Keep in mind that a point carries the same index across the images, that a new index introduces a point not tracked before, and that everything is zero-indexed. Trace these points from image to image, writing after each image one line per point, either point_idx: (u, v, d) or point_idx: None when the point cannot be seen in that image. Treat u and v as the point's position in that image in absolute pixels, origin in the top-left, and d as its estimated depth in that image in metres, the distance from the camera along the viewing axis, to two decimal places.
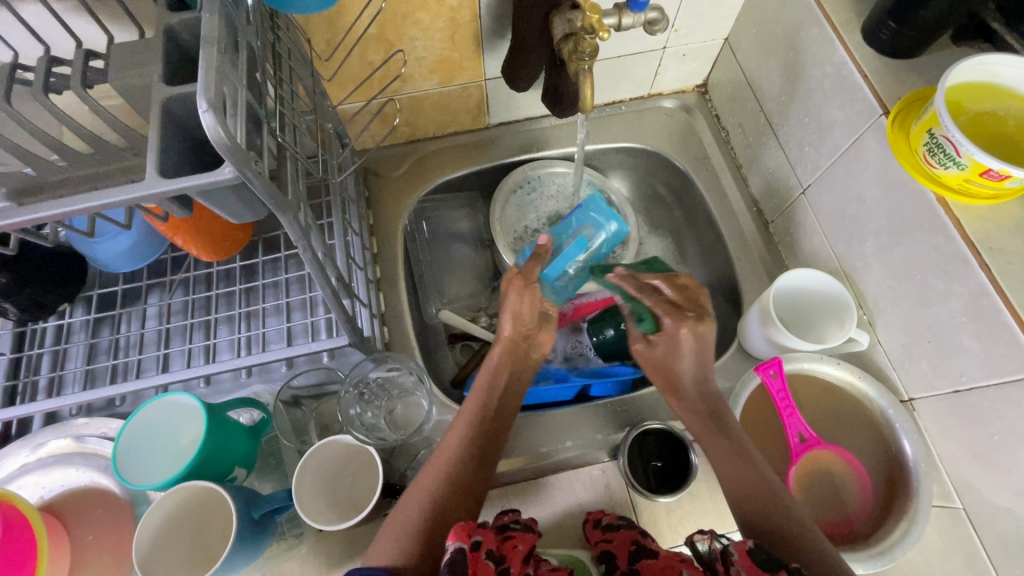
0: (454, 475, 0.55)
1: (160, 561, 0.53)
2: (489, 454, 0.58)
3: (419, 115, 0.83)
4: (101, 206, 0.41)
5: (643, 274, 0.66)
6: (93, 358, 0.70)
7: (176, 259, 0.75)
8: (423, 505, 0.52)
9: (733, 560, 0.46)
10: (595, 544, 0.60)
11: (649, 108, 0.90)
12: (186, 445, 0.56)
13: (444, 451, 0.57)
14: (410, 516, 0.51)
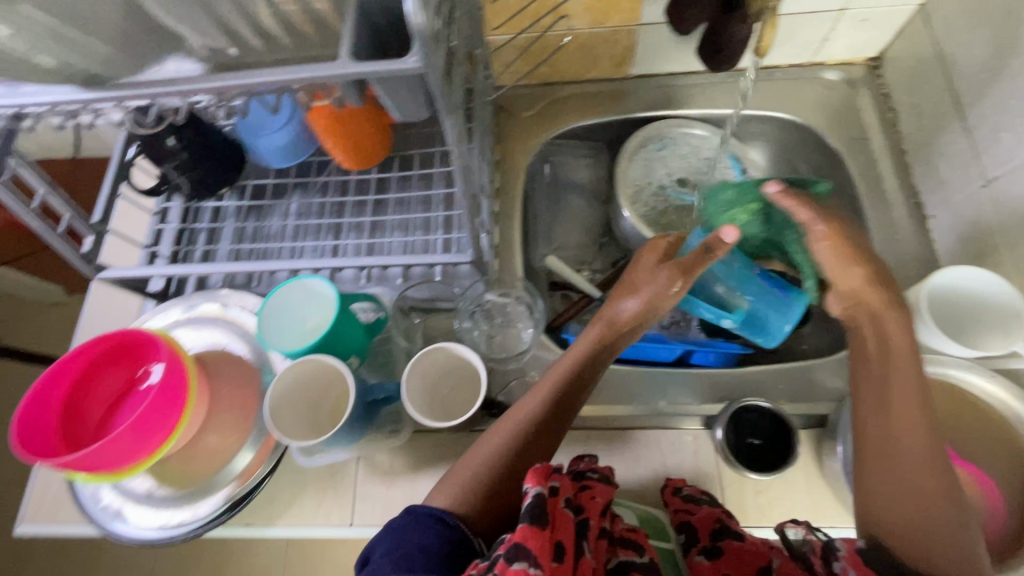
0: (518, 438, 0.57)
1: (284, 409, 0.59)
2: (557, 427, 0.59)
3: (562, 55, 0.82)
4: (298, 81, 0.44)
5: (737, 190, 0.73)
6: (239, 240, 0.78)
7: (321, 164, 0.81)
8: (490, 462, 0.56)
9: (840, 556, 0.48)
10: (675, 513, 0.60)
11: (808, 77, 0.82)
12: (310, 328, 0.62)
13: (514, 414, 0.59)
14: (477, 465, 0.56)
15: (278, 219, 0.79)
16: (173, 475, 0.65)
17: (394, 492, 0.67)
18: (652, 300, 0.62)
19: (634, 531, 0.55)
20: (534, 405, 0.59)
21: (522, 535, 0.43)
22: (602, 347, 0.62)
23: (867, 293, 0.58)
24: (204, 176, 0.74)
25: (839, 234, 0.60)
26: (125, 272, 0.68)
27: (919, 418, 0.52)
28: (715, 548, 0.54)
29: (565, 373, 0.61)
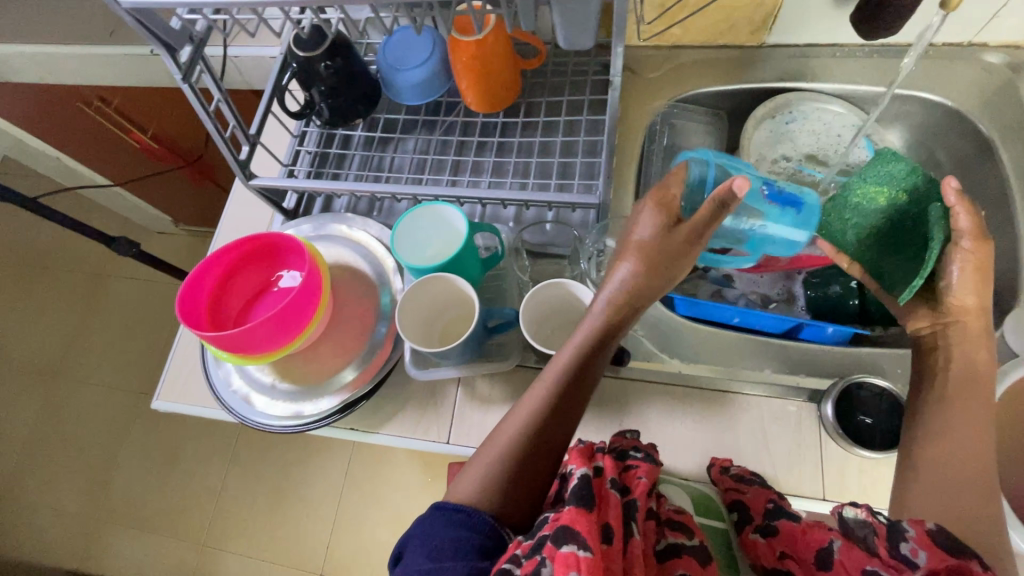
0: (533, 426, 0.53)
1: (410, 311, 0.64)
2: (568, 409, 0.55)
3: (699, 17, 0.80)
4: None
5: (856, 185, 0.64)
6: (366, 168, 0.83)
7: (449, 105, 0.84)
8: (505, 452, 0.52)
9: (907, 536, 0.43)
10: (725, 493, 0.56)
11: (964, 58, 0.78)
12: (431, 257, 0.67)
13: (514, 417, 0.55)
14: (485, 463, 0.52)
15: (405, 154, 0.83)
16: (296, 372, 0.71)
17: (489, 419, 0.69)
18: (645, 265, 0.54)
19: (682, 513, 0.51)
20: (533, 405, 0.54)
21: (573, 520, 0.41)
22: (605, 334, 0.55)
23: (971, 317, 0.54)
24: (344, 105, 0.79)
25: (986, 251, 0.52)
26: (271, 182, 0.74)
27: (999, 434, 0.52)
28: (770, 526, 0.50)
29: (564, 367, 0.55)
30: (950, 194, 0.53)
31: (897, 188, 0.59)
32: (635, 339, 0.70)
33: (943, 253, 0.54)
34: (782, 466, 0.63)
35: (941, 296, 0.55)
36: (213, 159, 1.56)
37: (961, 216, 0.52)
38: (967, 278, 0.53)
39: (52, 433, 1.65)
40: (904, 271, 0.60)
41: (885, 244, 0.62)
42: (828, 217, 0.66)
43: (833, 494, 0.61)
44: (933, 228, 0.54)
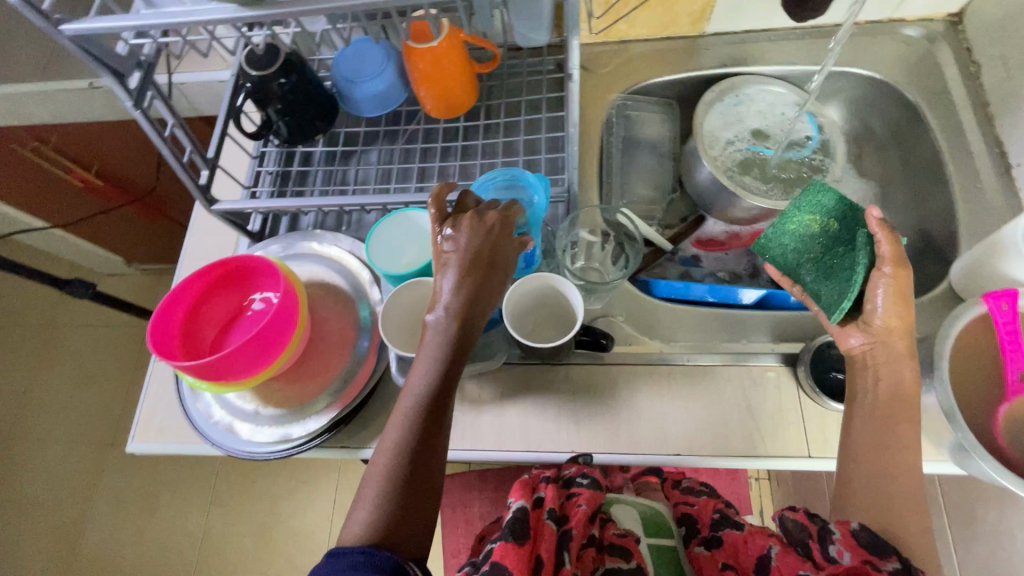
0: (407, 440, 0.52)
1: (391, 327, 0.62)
2: (439, 418, 0.53)
3: (642, 12, 0.84)
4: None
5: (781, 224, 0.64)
6: (330, 183, 0.83)
7: (409, 114, 0.85)
8: (391, 466, 0.51)
9: (835, 539, 0.51)
10: (678, 507, 0.70)
11: (886, 34, 0.84)
12: (405, 264, 0.66)
13: (384, 448, 0.52)
14: (369, 499, 0.50)
15: (369, 166, 0.83)
16: (276, 397, 0.69)
17: (482, 419, 0.69)
18: (470, 259, 0.55)
19: (624, 536, 0.63)
20: (398, 429, 0.52)
21: (501, 552, 0.51)
22: (448, 344, 0.54)
23: (895, 337, 0.57)
24: (303, 121, 0.78)
25: (904, 277, 0.55)
26: (234, 205, 0.72)
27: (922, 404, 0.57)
28: (713, 539, 0.62)
29: (421, 388, 0.53)
30: (873, 223, 0.55)
31: (828, 216, 0.59)
32: (616, 326, 0.73)
33: (868, 279, 0.56)
34: (767, 430, 0.65)
35: (871, 318, 0.57)
36: (165, 191, 1.51)
37: (884, 245, 0.55)
38: (889, 303, 0.56)
39: (11, 497, 1.54)
40: (836, 295, 0.59)
41: (820, 271, 0.61)
42: (767, 242, 0.66)
43: (816, 449, 0.64)
44: (859, 255, 0.56)
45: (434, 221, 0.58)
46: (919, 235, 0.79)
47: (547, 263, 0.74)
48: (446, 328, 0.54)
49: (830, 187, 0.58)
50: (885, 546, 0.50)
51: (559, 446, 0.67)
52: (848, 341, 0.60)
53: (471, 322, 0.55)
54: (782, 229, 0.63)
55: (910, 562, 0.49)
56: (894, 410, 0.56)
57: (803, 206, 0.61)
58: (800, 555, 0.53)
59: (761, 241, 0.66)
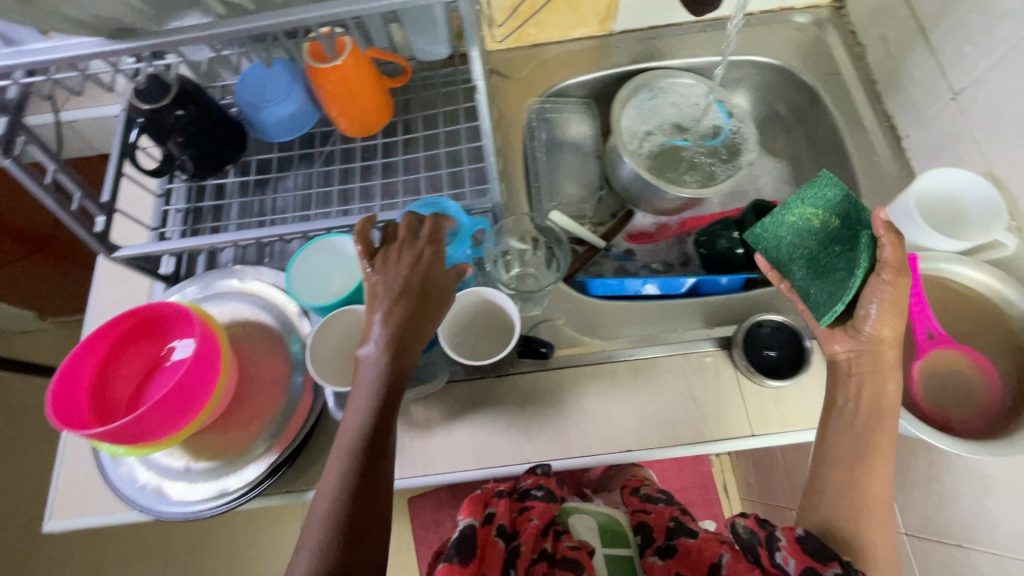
0: (344, 486, 0.49)
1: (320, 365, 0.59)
2: (379, 459, 0.51)
3: (550, 15, 0.85)
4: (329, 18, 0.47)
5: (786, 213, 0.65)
6: (247, 215, 0.79)
7: (323, 135, 0.81)
8: (329, 516, 0.48)
9: (782, 546, 0.54)
10: (635, 512, 0.73)
11: (779, 22, 0.88)
12: (335, 291, 0.63)
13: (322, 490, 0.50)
14: (310, 547, 0.47)
15: (287, 193, 0.79)
16: (208, 449, 0.65)
17: (432, 443, 0.67)
18: (399, 291, 0.53)
19: (578, 549, 0.64)
20: (335, 477, 0.49)
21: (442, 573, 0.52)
22: (381, 381, 0.51)
23: (889, 345, 0.56)
24: (209, 152, 0.73)
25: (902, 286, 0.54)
26: (139, 250, 0.67)
27: (886, 393, 0.57)
28: (668, 548, 0.65)
29: (357, 430, 0.51)
30: (878, 224, 0.54)
31: (830, 213, 0.62)
32: (557, 330, 0.73)
33: (867, 284, 0.55)
34: (711, 415, 0.67)
35: (862, 325, 0.56)
36: (70, 237, 1.39)
37: (888, 249, 0.54)
38: (883, 311, 0.54)
39: None
40: (828, 295, 0.59)
41: (816, 268, 0.62)
42: (763, 232, 0.67)
43: (758, 427, 0.66)
44: (862, 255, 0.56)
45: (363, 258, 0.55)
46: None
47: (478, 277, 0.74)
48: (380, 366, 0.52)
49: (839, 181, 0.60)
50: (827, 551, 0.53)
51: (513, 459, 0.66)
52: (832, 346, 0.59)
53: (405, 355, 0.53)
54: (783, 218, 0.65)
55: (850, 563, 0.52)
56: (871, 416, 0.57)
57: (810, 200, 0.63)
58: (753, 562, 0.57)
59: (756, 233, 0.67)
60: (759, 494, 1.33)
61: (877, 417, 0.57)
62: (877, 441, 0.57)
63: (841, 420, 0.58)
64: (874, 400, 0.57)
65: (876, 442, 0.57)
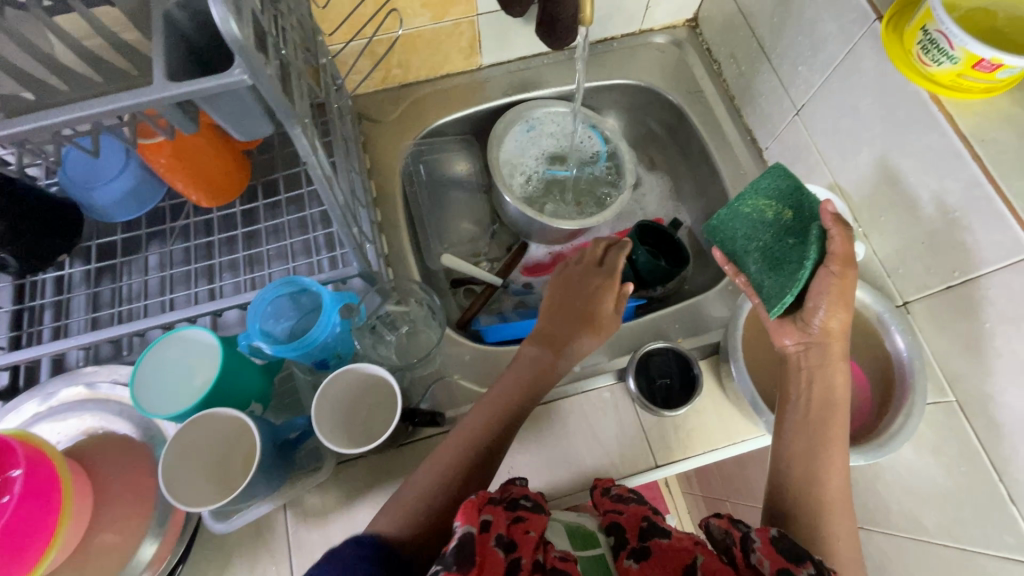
0: (472, 448, 0.56)
1: (182, 479, 0.52)
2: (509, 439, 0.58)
3: (412, 55, 0.81)
4: (60, 126, 0.39)
5: (743, 200, 0.65)
6: (96, 308, 0.70)
7: (174, 208, 0.73)
8: (449, 473, 0.54)
9: (755, 547, 0.48)
10: (605, 514, 0.54)
11: (640, 45, 0.90)
12: (198, 386, 0.56)
13: (421, 474, 0.54)
14: (410, 500, 0.51)
15: (138, 277, 0.71)
16: None
17: (330, 532, 0.63)
18: (598, 295, 0.68)
19: (567, 560, 0.43)
20: (467, 447, 0.56)
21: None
22: (547, 377, 0.62)
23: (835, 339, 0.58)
24: (31, 246, 0.64)
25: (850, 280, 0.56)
26: None
27: (811, 394, 0.59)
28: (642, 549, 0.47)
29: (502, 407, 0.59)
30: (829, 217, 0.56)
31: (780, 203, 0.62)
32: (453, 386, 0.70)
33: (816, 273, 0.56)
34: (617, 452, 0.67)
35: (810, 321, 0.58)
36: None
37: (839, 241, 0.56)
38: (830, 301, 0.56)
39: None
40: (778, 287, 0.59)
41: (767, 258, 0.61)
42: (720, 223, 0.67)
43: (662, 457, 0.66)
44: (812, 247, 0.56)
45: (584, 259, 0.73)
46: None
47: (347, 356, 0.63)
48: (547, 361, 0.63)
49: (790, 171, 0.61)
50: (802, 552, 0.47)
51: None
52: (783, 341, 0.62)
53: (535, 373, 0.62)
54: (741, 207, 0.65)
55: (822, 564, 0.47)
56: (822, 409, 0.58)
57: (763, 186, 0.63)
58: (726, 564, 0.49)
59: (714, 221, 0.68)
60: (697, 485, 1.36)
61: (825, 409, 0.58)
62: (831, 434, 0.57)
63: (794, 417, 0.59)
64: (828, 395, 0.58)
65: (832, 433, 0.58)
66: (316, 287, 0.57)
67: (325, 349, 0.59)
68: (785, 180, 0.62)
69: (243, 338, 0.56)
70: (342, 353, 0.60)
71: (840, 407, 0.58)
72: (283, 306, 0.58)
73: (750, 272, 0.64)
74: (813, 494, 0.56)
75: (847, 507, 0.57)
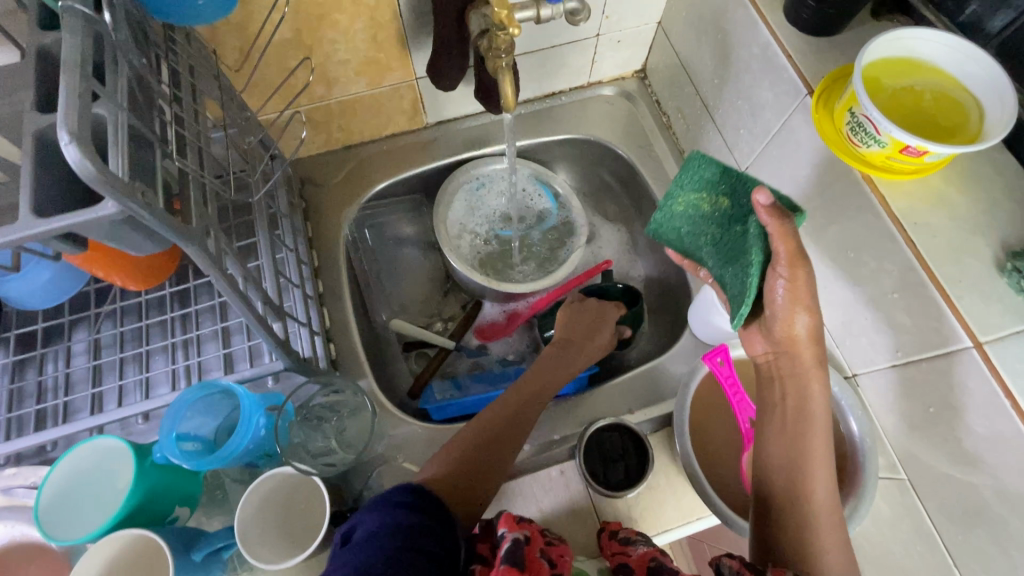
0: (497, 422, 0.60)
1: None
2: (532, 417, 0.62)
3: (353, 119, 0.79)
4: None
5: (674, 198, 0.58)
6: (19, 404, 0.65)
7: (101, 290, 0.70)
8: (474, 440, 0.57)
9: None
10: (612, 556, 0.54)
11: (589, 97, 0.88)
12: (120, 490, 0.54)
13: (449, 447, 0.57)
14: (442, 463, 0.55)
15: (61, 368, 0.67)
16: None
17: None
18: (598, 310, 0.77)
19: None
20: (493, 418, 0.60)
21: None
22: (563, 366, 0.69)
23: (805, 345, 0.52)
24: None
25: (800, 275, 0.49)
26: None
27: (782, 430, 0.54)
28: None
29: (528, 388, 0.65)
30: (764, 213, 0.47)
31: (715, 193, 0.55)
32: (397, 471, 0.66)
33: (766, 276, 0.50)
34: (568, 537, 0.64)
35: (772, 324, 0.52)
36: None
37: (778, 241, 0.48)
38: (785, 305, 0.50)
39: None
40: (739, 285, 0.53)
41: (721, 252, 0.56)
42: (660, 227, 0.62)
43: None
44: (756, 249, 0.49)
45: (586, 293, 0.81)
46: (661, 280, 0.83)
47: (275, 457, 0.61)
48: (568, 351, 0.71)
49: (710, 158, 0.54)
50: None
51: None
52: (754, 347, 0.56)
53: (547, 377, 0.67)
54: (673, 201, 0.59)
55: None
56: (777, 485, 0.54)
57: (689, 177, 0.57)
58: None
59: (653, 224, 0.63)
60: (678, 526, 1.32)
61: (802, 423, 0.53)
62: (810, 468, 0.52)
63: (773, 432, 0.54)
64: (804, 403, 0.53)
65: (815, 450, 0.52)
66: (240, 391, 0.56)
67: (254, 450, 0.58)
68: (714, 167, 0.55)
69: (158, 451, 0.54)
70: (271, 452, 0.60)
71: (818, 432, 0.52)
72: (203, 410, 0.57)
73: (710, 268, 0.59)
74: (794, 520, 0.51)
75: (839, 533, 0.51)
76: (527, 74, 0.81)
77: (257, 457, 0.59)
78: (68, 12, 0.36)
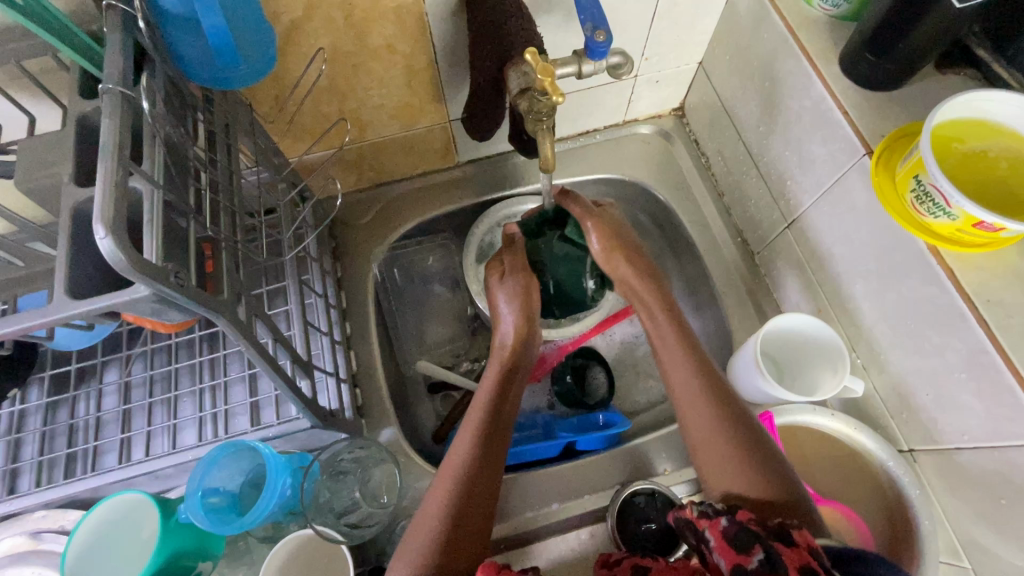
0: (465, 473, 0.53)
1: None
2: (496, 442, 0.57)
3: (385, 160, 0.78)
4: None
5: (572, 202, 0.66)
6: (49, 447, 0.65)
7: (132, 330, 0.70)
8: (448, 499, 0.52)
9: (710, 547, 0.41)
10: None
11: (625, 135, 0.85)
12: (148, 538, 0.54)
13: (423, 521, 0.51)
14: (420, 543, 0.49)
15: (91, 411, 0.67)
16: None
17: None
18: (518, 300, 0.64)
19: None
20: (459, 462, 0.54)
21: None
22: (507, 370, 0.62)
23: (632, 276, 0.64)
24: None
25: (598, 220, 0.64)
26: None
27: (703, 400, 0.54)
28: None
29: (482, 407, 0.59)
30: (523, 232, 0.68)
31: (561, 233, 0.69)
32: None
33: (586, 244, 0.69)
34: None
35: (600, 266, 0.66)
36: None
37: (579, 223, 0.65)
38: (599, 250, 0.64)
39: None
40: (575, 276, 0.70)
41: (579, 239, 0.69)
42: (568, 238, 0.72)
43: None
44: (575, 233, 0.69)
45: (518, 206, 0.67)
46: (697, 328, 0.79)
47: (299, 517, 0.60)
48: (507, 345, 0.63)
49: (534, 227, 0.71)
50: (750, 535, 0.40)
51: None
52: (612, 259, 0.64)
53: (501, 399, 0.60)
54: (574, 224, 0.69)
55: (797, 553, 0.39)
56: None
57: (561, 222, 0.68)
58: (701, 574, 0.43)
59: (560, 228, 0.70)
60: None
61: (697, 390, 0.54)
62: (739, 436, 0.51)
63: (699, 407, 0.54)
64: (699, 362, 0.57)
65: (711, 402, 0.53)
66: (265, 449, 0.55)
67: (280, 509, 0.57)
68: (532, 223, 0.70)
69: (184, 510, 0.53)
70: (297, 509, 0.59)
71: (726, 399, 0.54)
72: (229, 467, 0.57)
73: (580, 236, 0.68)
74: (747, 471, 0.48)
75: (783, 467, 0.49)
76: (563, 114, 0.79)
77: (281, 515, 0.58)
78: (109, 93, 0.36)
